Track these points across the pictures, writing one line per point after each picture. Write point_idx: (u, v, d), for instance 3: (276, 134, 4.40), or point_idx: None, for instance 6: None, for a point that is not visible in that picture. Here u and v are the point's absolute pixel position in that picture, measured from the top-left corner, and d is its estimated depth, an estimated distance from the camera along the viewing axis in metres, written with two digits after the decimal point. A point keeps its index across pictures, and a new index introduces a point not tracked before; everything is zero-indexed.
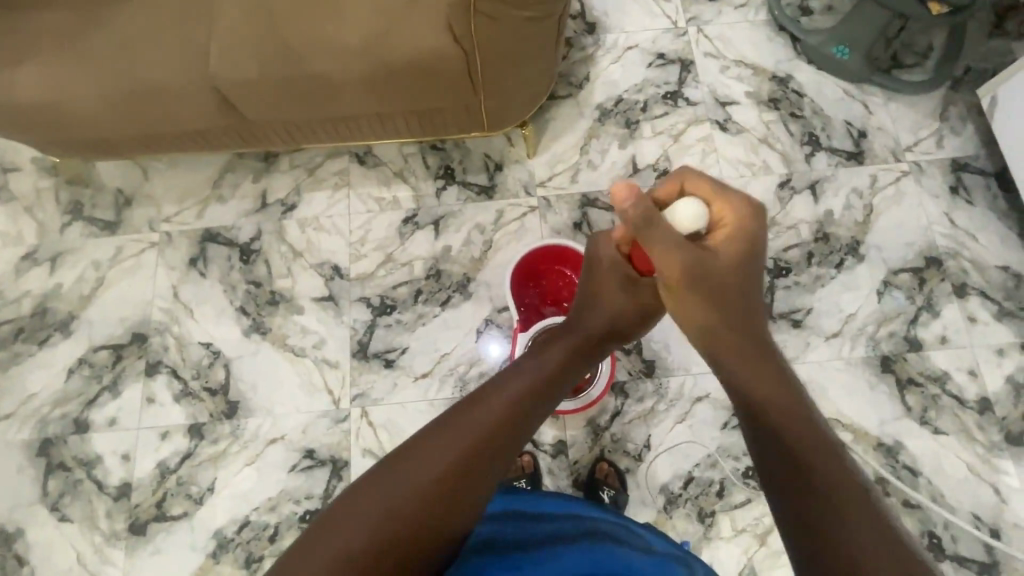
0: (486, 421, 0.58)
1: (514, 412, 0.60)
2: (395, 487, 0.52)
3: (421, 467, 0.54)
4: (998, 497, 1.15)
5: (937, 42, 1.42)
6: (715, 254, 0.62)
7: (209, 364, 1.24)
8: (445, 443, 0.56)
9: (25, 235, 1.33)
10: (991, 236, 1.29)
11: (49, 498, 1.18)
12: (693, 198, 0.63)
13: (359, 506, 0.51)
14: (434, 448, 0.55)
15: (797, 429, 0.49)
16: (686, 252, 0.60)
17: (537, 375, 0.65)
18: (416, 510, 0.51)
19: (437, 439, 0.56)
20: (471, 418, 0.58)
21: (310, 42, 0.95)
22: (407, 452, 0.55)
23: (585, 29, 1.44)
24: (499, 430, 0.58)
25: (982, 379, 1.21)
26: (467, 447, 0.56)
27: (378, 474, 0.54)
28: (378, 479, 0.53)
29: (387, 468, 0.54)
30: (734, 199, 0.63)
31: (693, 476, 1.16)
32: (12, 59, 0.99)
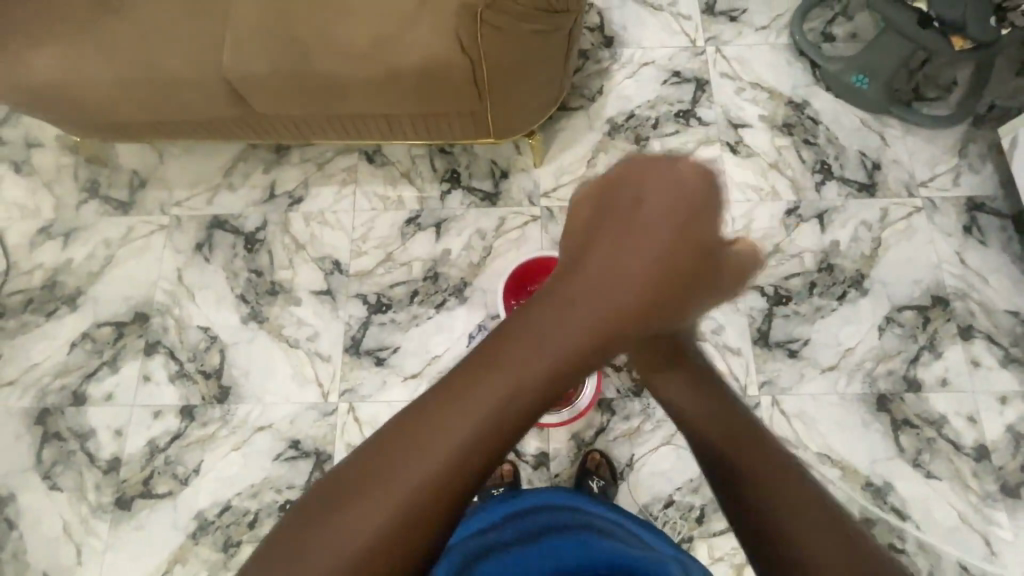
0: (529, 367, 0.62)
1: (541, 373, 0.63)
2: (436, 443, 0.57)
3: (465, 415, 0.59)
4: (988, 549, 1.12)
5: (961, 77, 1.39)
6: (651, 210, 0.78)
7: (206, 348, 1.26)
8: (488, 392, 0.60)
9: (42, 210, 1.38)
10: (1003, 279, 1.26)
11: (42, 465, 1.21)
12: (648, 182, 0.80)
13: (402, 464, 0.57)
14: (470, 397, 0.60)
15: (751, 454, 0.62)
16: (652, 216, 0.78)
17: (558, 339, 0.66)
18: (459, 459, 0.57)
19: (476, 386, 0.61)
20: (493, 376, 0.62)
21: (319, 42, 0.97)
22: (452, 396, 0.60)
23: (602, 42, 1.44)
24: (550, 366, 0.64)
25: (981, 426, 1.18)
26: (517, 387, 0.61)
27: (408, 437, 0.59)
28: (418, 438, 0.58)
29: (413, 433, 0.59)
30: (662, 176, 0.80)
31: (674, 499, 1.15)
32: (37, 39, 1.03)
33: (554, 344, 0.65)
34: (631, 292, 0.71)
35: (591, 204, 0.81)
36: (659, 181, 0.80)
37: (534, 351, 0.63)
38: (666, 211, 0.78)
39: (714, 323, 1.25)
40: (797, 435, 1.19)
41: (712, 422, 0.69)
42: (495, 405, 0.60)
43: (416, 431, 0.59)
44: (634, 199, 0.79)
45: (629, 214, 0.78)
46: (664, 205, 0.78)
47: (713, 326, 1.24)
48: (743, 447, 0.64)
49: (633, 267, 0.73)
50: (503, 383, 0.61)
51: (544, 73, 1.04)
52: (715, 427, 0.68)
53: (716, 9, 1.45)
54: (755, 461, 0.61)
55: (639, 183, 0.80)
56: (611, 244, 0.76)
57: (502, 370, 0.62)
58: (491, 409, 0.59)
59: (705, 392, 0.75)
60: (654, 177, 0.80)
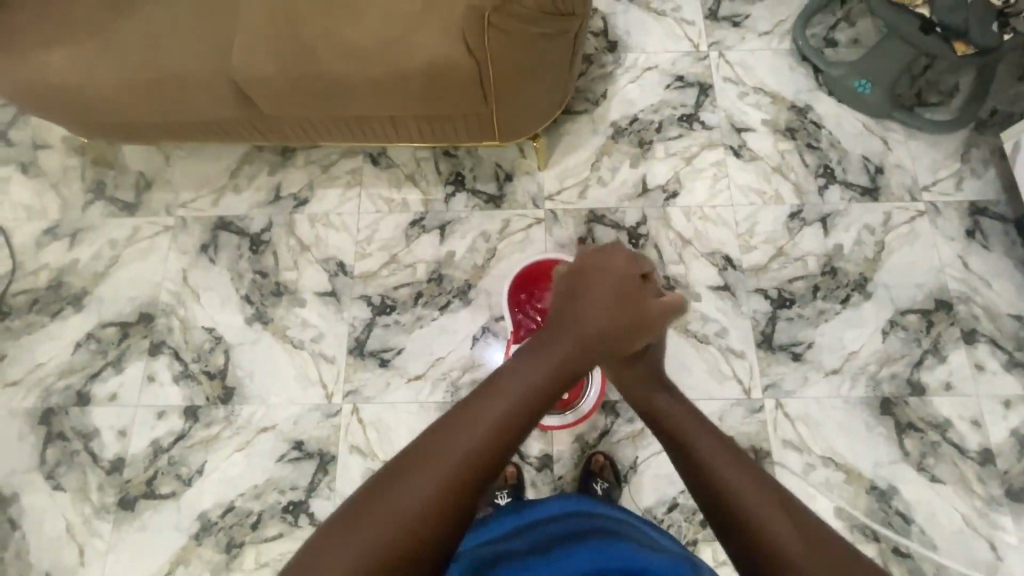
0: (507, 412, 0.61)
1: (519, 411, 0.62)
2: (401, 502, 0.53)
3: (430, 480, 0.55)
4: (993, 553, 1.11)
5: (963, 82, 1.39)
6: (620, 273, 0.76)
7: (210, 348, 1.26)
8: (465, 436, 0.58)
9: (48, 211, 1.39)
10: (1006, 283, 1.26)
11: (45, 465, 1.21)
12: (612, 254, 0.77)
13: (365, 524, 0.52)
14: (432, 455, 0.57)
15: (728, 466, 0.63)
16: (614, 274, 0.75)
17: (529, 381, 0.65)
18: (427, 519, 0.53)
19: (436, 443, 0.58)
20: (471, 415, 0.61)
21: (326, 45, 0.98)
22: (415, 456, 0.57)
23: (606, 46, 1.45)
24: (512, 421, 0.61)
25: (985, 430, 1.18)
26: (473, 451, 0.57)
27: (377, 493, 0.54)
28: (381, 494, 0.54)
29: (370, 497, 0.54)
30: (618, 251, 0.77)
31: (678, 502, 1.14)
32: (47, 40, 1.04)
33: (509, 410, 0.61)
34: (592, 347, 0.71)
35: (558, 278, 0.78)
36: (612, 256, 0.76)
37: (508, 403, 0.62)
38: (622, 282, 0.74)
39: (718, 326, 1.25)
40: (801, 439, 1.19)
41: (693, 432, 0.69)
42: (452, 464, 0.56)
43: (376, 490, 0.55)
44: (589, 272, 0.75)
45: (582, 288, 0.74)
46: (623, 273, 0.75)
47: (717, 329, 1.25)
48: (724, 459, 0.64)
49: (594, 326, 0.71)
50: (464, 442, 0.58)
51: (549, 76, 1.05)
52: (694, 438, 0.68)
53: (719, 14, 1.47)
54: (732, 474, 0.62)
55: (595, 258, 0.76)
56: (561, 313, 0.72)
57: (460, 433, 0.58)
58: (455, 472, 0.56)
59: (683, 404, 0.75)
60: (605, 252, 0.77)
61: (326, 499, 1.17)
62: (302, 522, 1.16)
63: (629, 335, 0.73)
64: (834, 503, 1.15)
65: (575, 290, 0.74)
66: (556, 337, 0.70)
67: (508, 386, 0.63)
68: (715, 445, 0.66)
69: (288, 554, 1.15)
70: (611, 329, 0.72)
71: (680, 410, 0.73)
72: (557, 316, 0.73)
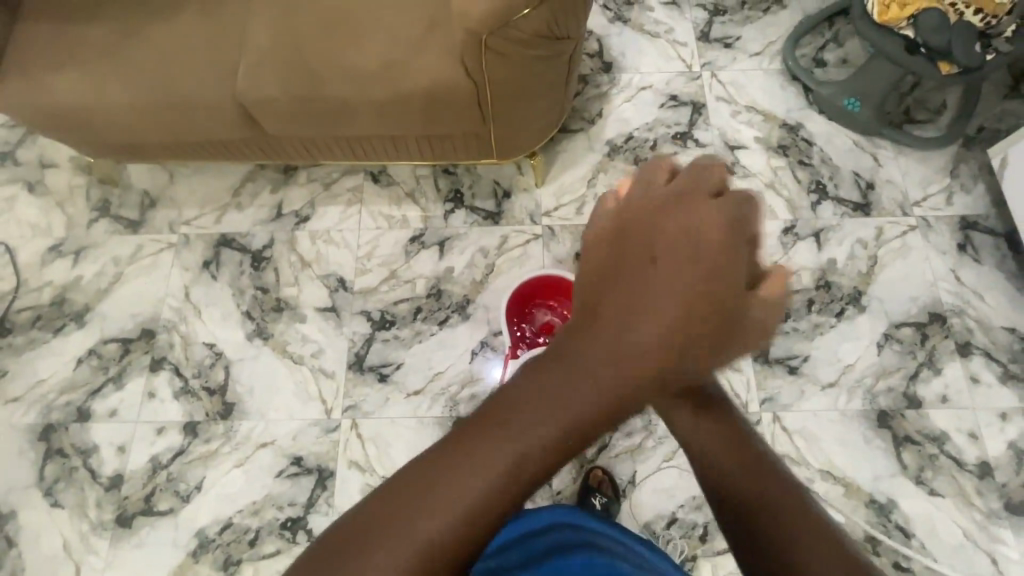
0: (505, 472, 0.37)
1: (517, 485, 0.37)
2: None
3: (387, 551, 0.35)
4: (994, 568, 1.11)
5: (950, 100, 1.43)
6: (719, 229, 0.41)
7: (211, 364, 1.27)
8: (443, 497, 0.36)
9: (54, 228, 1.41)
10: (998, 297, 1.28)
11: (44, 482, 1.21)
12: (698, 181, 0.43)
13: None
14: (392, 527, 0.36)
15: (826, 560, 0.38)
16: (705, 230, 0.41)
17: (531, 451, 0.37)
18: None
19: (390, 513, 0.37)
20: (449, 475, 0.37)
21: (329, 69, 1.01)
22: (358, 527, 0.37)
23: (601, 67, 1.49)
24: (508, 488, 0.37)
25: (982, 443, 1.18)
26: (466, 509, 0.36)
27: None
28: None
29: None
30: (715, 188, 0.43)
31: (677, 517, 1.14)
32: (60, 65, 1.08)
33: (508, 469, 0.37)
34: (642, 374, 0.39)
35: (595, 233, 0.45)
36: (680, 212, 0.42)
37: (501, 469, 0.36)
38: (693, 248, 0.41)
39: None
40: (799, 452, 1.19)
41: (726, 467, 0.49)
42: (425, 537, 0.35)
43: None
44: (645, 247, 0.41)
45: (642, 267, 0.41)
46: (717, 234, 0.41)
47: None
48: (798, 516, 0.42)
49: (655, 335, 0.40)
50: (434, 508, 0.36)
51: (546, 96, 1.08)
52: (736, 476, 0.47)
53: (711, 36, 1.51)
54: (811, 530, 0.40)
55: (639, 213, 0.43)
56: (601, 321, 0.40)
57: (430, 493, 0.36)
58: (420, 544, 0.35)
59: (748, 454, 0.50)
60: (673, 196, 0.43)
61: (324, 514, 1.17)
62: (300, 538, 1.16)
63: (709, 354, 0.40)
64: (833, 517, 1.15)
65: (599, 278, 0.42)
66: (568, 365, 0.40)
67: (498, 443, 0.37)
68: (774, 487, 0.46)
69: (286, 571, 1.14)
70: (664, 349, 0.39)
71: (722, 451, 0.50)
72: (583, 320, 0.42)
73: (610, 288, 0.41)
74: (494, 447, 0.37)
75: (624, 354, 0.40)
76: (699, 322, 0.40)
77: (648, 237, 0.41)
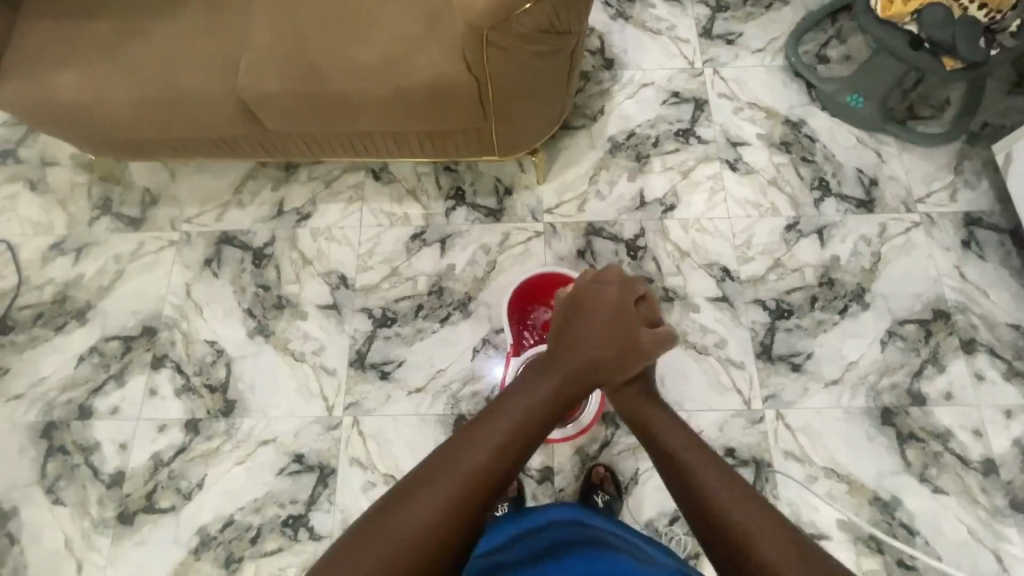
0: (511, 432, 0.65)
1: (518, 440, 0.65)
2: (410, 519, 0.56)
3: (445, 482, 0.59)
4: (999, 565, 1.10)
5: (954, 96, 1.42)
6: (619, 302, 0.81)
7: (212, 362, 1.27)
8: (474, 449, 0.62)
9: (55, 226, 1.41)
10: (1003, 293, 1.27)
11: (46, 480, 1.21)
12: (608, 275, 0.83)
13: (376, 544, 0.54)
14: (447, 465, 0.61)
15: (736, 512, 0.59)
16: (614, 303, 0.81)
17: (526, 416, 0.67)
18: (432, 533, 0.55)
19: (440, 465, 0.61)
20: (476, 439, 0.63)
21: (330, 65, 1.01)
22: (427, 471, 0.61)
23: (603, 64, 1.48)
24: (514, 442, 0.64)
25: (987, 440, 1.17)
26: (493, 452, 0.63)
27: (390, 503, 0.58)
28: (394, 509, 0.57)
29: (383, 512, 0.57)
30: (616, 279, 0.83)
31: (680, 515, 1.14)
32: (62, 62, 1.08)
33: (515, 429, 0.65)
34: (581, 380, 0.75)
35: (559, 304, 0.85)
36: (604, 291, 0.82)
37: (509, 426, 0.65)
38: (608, 313, 0.80)
39: (717, 336, 1.26)
40: (802, 450, 1.18)
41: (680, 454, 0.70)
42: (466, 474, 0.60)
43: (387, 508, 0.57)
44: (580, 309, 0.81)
45: (581, 323, 0.80)
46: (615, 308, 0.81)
47: (715, 340, 1.25)
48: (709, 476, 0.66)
49: (586, 357, 0.76)
50: (475, 458, 0.61)
51: (547, 91, 1.07)
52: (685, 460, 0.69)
53: (713, 32, 1.50)
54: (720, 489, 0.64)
55: (586, 292, 0.83)
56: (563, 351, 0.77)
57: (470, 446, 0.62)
58: (463, 480, 0.59)
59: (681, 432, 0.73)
60: (602, 280, 0.83)
61: (326, 512, 1.17)
62: (301, 536, 1.16)
63: (621, 362, 0.78)
64: (837, 515, 1.14)
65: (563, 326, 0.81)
66: (547, 368, 0.74)
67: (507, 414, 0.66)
68: (710, 469, 0.67)
69: (287, 569, 1.14)
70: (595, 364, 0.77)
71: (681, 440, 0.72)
72: (553, 352, 0.78)
73: (566, 334, 0.79)
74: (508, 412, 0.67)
75: (577, 364, 0.76)
76: (616, 347, 0.78)
77: (583, 306, 0.82)
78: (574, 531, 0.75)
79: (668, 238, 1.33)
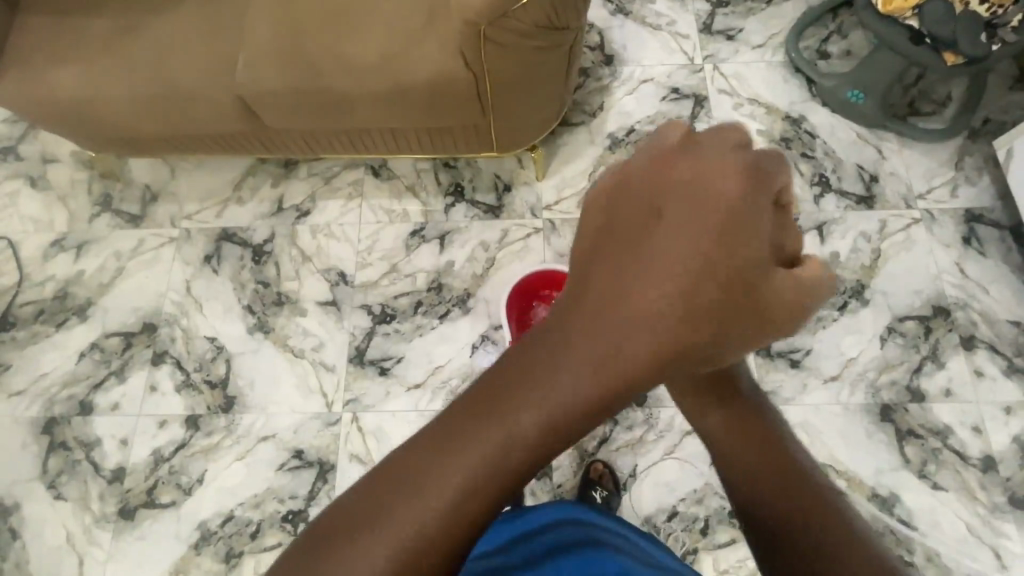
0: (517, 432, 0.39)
1: (523, 454, 0.39)
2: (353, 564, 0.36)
3: (428, 495, 0.38)
4: (998, 562, 1.10)
5: (955, 92, 1.41)
6: (726, 192, 0.41)
7: (212, 358, 1.28)
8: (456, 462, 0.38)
9: (56, 223, 1.41)
10: (1003, 290, 1.27)
11: (47, 475, 1.22)
12: (703, 141, 0.43)
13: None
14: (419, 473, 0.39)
15: None
16: (718, 192, 0.41)
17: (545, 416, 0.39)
18: None
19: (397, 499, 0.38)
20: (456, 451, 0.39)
21: (327, 61, 1.01)
22: (395, 471, 0.39)
23: (602, 60, 1.48)
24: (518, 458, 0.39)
25: (986, 436, 1.17)
26: (468, 484, 0.38)
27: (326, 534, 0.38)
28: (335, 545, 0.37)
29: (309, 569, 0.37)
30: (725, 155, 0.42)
31: (678, 511, 1.14)
32: (60, 58, 1.08)
33: (515, 440, 0.39)
34: (657, 336, 0.40)
35: (591, 216, 0.44)
36: (700, 168, 0.41)
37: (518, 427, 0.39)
38: (707, 204, 0.41)
39: None
40: (802, 446, 1.18)
41: (756, 469, 0.49)
42: (468, 468, 0.38)
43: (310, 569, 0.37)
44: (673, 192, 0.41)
45: (645, 241, 0.41)
46: (717, 209, 0.40)
47: None
48: (791, 494, 0.47)
49: (657, 315, 0.40)
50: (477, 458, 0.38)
51: (545, 88, 1.08)
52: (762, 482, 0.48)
53: (714, 28, 1.50)
54: (823, 538, 0.43)
55: (698, 184, 0.41)
56: (608, 290, 0.41)
57: (485, 430, 0.39)
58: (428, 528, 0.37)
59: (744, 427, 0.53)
60: (695, 155, 0.42)
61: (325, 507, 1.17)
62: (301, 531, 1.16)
63: (730, 321, 0.41)
64: None
65: (627, 255, 0.42)
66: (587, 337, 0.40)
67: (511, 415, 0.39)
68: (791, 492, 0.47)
69: None
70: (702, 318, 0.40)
71: (766, 462, 0.50)
72: (588, 297, 0.42)
73: (608, 266, 0.42)
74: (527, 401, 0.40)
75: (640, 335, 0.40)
76: (734, 313, 0.40)
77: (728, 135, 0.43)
78: (571, 531, 0.75)
79: None
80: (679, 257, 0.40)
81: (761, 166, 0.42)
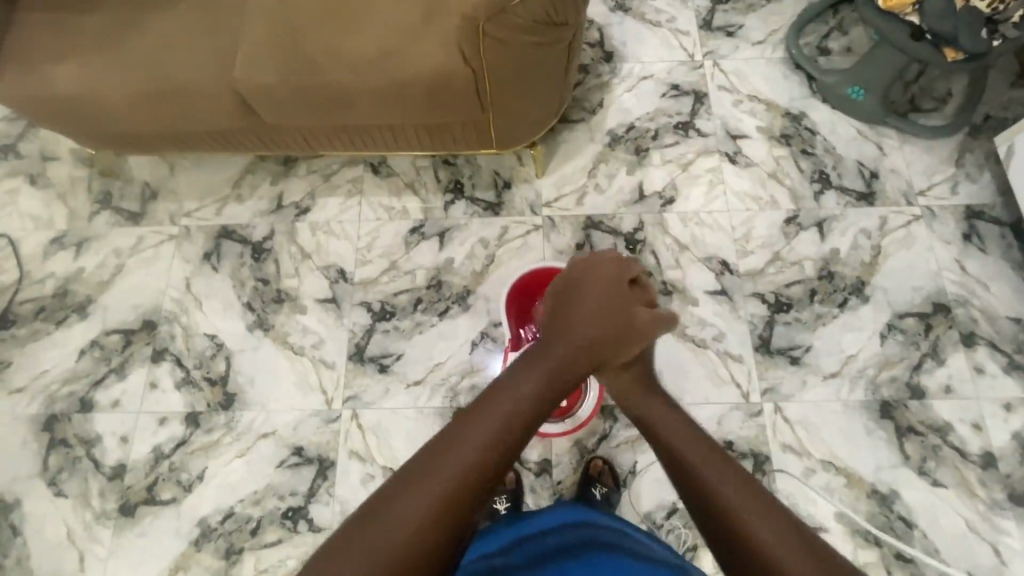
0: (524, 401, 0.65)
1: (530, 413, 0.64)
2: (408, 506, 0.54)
3: (469, 450, 0.59)
4: (998, 558, 1.10)
5: (956, 88, 1.41)
6: (614, 278, 0.80)
7: (212, 355, 1.28)
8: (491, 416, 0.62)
9: (56, 220, 1.41)
10: (1004, 286, 1.26)
11: (48, 472, 1.22)
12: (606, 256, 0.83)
13: (390, 522, 0.53)
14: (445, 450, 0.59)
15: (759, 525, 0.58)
16: (612, 276, 0.80)
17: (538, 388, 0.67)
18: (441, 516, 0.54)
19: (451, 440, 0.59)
20: (489, 412, 0.63)
21: (326, 58, 1.00)
22: (445, 435, 0.60)
23: (602, 56, 1.48)
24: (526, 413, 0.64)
25: (986, 433, 1.17)
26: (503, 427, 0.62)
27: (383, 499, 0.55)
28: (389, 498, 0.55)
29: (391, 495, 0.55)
30: (612, 259, 0.82)
31: (677, 507, 1.14)
32: (58, 55, 1.08)
33: (523, 402, 0.65)
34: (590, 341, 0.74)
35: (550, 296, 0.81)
36: (598, 270, 0.81)
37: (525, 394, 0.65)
38: (607, 285, 0.79)
39: (715, 330, 1.25)
40: (802, 443, 1.18)
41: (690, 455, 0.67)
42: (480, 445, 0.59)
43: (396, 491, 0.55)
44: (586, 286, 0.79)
45: (578, 300, 0.78)
46: (611, 283, 0.80)
47: (714, 334, 1.25)
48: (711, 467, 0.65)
49: (589, 329, 0.75)
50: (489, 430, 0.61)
51: (544, 84, 1.08)
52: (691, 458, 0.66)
53: (714, 24, 1.49)
54: (733, 493, 0.61)
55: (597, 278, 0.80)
56: (564, 322, 0.76)
57: (490, 412, 0.62)
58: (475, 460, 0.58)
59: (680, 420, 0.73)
60: (600, 261, 0.82)
61: (325, 504, 1.17)
62: (301, 528, 1.16)
63: (622, 339, 0.76)
64: (835, 508, 1.15)
65: (565, 311, 0.77)
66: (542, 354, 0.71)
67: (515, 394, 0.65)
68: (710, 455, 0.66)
69: (287, 560, 1.15)
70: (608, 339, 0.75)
71: (693, 446, 0.68)
72: (552, 324, 0.77)
73: (558, 307, 0.78)
74: (508, 395, 0.65)
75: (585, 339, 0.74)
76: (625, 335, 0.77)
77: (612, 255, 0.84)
78: (574, 536, 0.74)
79: (667, 231, 1.33)
80: (596, 308, 0.77)
81: (627, 264, 0.83)
